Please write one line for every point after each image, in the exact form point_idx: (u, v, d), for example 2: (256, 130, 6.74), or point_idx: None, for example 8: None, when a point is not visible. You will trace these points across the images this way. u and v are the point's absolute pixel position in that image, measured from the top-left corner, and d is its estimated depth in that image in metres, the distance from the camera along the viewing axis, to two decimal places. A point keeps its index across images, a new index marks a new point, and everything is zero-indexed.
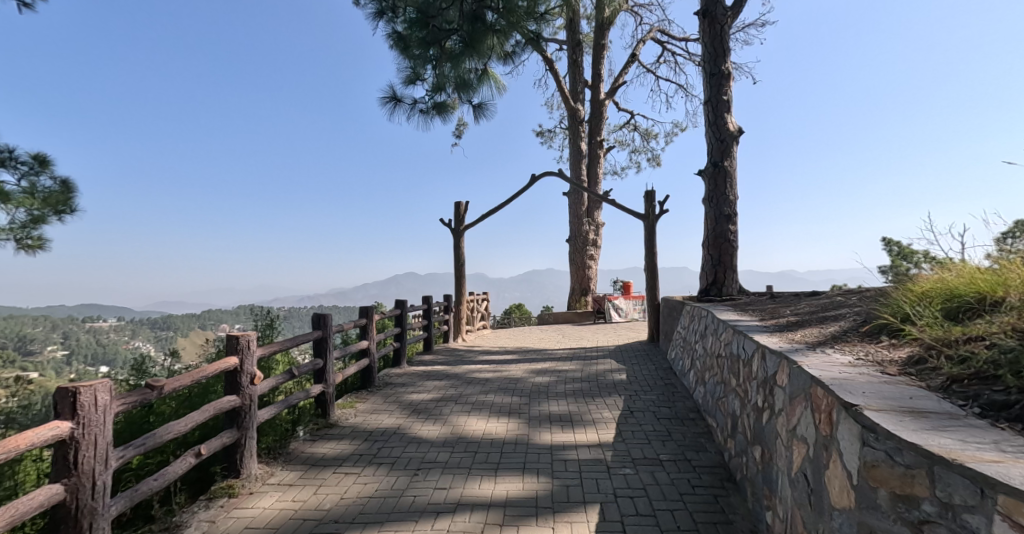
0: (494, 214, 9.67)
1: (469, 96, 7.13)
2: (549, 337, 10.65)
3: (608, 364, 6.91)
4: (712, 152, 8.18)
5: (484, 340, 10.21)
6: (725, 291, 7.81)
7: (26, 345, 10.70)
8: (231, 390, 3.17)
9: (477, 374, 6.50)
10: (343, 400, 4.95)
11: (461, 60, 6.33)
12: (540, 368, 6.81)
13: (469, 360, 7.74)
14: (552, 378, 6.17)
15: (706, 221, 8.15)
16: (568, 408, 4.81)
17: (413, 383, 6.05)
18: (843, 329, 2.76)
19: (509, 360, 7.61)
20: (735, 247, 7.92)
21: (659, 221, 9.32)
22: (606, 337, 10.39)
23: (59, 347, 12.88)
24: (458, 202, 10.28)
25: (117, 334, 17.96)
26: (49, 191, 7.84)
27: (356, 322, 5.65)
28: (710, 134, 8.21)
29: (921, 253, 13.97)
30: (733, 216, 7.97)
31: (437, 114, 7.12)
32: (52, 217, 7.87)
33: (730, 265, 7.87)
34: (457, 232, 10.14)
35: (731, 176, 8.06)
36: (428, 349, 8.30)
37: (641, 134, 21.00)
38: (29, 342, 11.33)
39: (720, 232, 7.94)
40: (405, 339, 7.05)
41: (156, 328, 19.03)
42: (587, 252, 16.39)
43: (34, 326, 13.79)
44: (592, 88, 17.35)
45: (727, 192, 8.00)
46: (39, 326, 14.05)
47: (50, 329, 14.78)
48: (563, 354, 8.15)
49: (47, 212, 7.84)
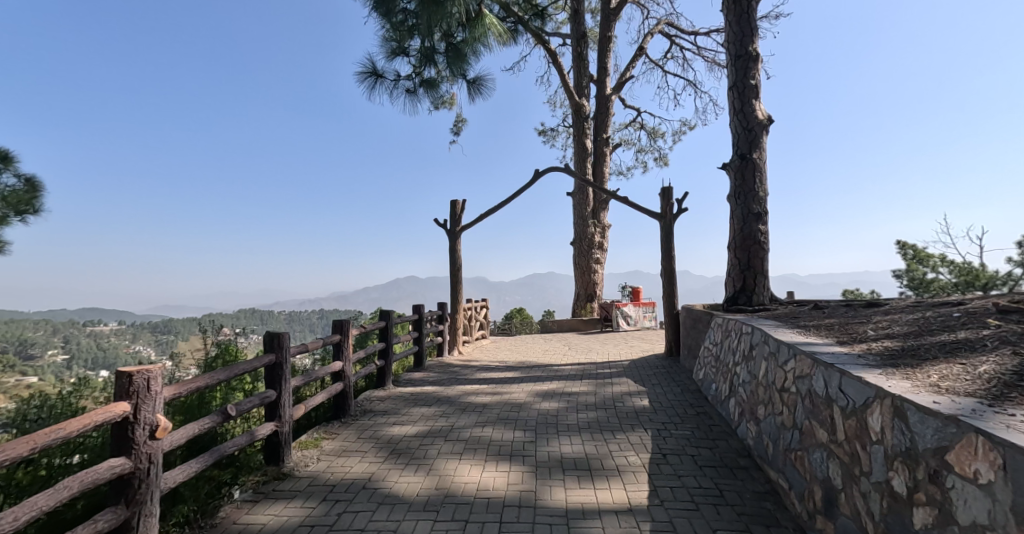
0: (494, 214, 8.78)
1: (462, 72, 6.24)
2: (554, 348, 9.72)
3: (625, 385, 5.98)
4: (738, 143, 7.27)
5: (483, 352, 9.29)
6: (756, 300, 6.87)
7: (28, 347, 9.99)
8: (119, 448, 2.22)
9: (473, 399, 5.57)
10: (307, 438, 4.03)
11: (445, 15, 5.43)
12: (545, 390, 5.89)
13: (466, 379, 6.82)
14: (562, 405, 5.24)
15: (732, 221, 7.24)
16: (584, 448, 3.87)
17: (397, 410, 5.13)
18: (1015, 371, 1.85)
19: (510, 379, 6.69)
20: (765, 250, 7.00)
21: (676, 221, 8.42)
22: (617, 349, 9.46)
23: (55, 349, 12.14)
24: (455, 201, 9.37)
25: (112, 336, 17.19)
26: (11, 190, 6.85)
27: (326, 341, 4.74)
28: (735, 122, 7.32)
29: (939, 258, 13.18)
30: (763, 214, 7.05)
31: (425, 92, 6.22)
32: (14, 218, 6.83)
33: (760, 270, 6.94)
34: (453, 234, 9.23)
35: (760, 169, 7.16)
36: (419, 365, 7.38)
37: (647, 133, 20.14)
38: (32, 343, 10.60)
39: (748, 233, 7.02)
40: (390, 356, 6.14)
41: (153, 331, 18.24)
42: (592, 255, 15.49)
43: (31, 329, 13.15)
44: (598, 83, 16.50)
45: (756, 187, 7.09)
46: (34, 328, 13.37)
47: (47, 333, 14.07)
48: (571, 371, 7.23)
49: (9, 212, 6.80)
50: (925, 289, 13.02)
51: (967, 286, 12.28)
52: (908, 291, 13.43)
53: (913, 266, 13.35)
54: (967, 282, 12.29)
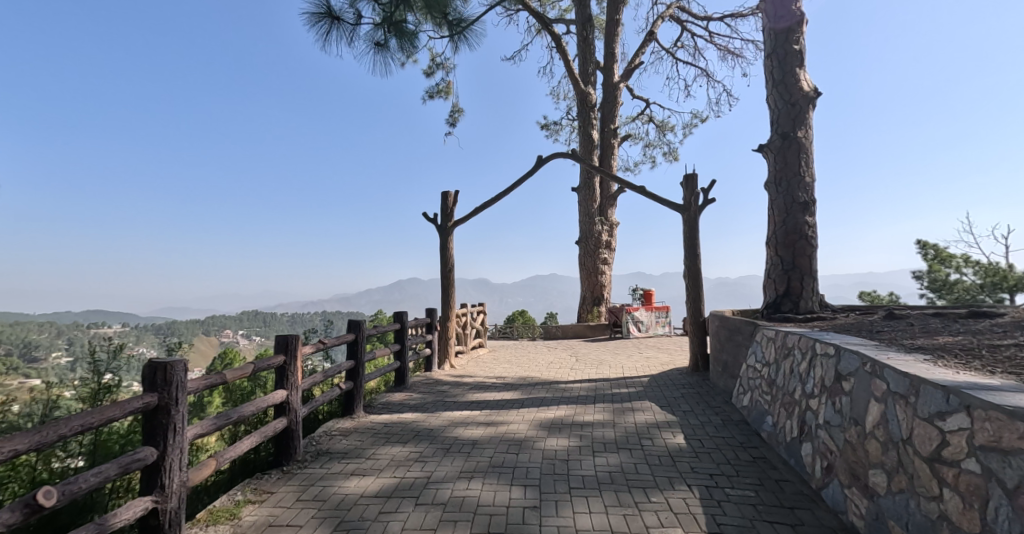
0: (491, 207, 7.68)
1: (439, 9, 5.22)
2: (561, 360, 8.61)
3: (649, 413, 4.86)
4: (778, 121, 6.12)
5: (480, 365, 8.20)
6: (802, 305, 5.72)
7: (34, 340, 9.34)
8: None
9: (460, 434, 4.45)
10: (221, 506, 2.91)
11: None
12: (549, 421, 4.77)
13: (455, 402, 5.71)
14: (572, 444, 4.11)
15: (772, 212, 6.10)
16: (608, 522, 2.74)
17: (363, 450, 4.02)
18: None
19: (508, 404, 5.57)
20: (813, 246, 5.85)
21: (702, 214, 7.30)
22: (630, 361, 8.33)
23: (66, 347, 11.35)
24: (447, 192, 8.26)
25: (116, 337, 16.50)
26: None
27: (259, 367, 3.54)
28: (775, 96, 6.16)
29: (963, 257, 11.96)
30: (809, 204, 5.91)
31: (397, 43, 5.16)
32: None
33: (808, 270, 5.80)
34: (445, 230, 8.11)
35: (806, 150, 6.00)
36: (402, 385, 6.30)
37: (655, 126, 19.03)
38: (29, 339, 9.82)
39: (792, 226, 5.88)
40: (360, 377, 5.04)
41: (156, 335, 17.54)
42: (599, 255, 14.36)
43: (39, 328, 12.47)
44: (605, 71, 15.42)
45: (801, 172, 5.94)
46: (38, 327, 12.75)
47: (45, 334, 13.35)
48: (580, 391, 6.11)
49: None
50: (948, 291, 11.83)
51: (992, 286, 11.08)
52: (929, 293, 12.26)
53: (934, 266, 12.16)
54: (992, 282, 11.08)
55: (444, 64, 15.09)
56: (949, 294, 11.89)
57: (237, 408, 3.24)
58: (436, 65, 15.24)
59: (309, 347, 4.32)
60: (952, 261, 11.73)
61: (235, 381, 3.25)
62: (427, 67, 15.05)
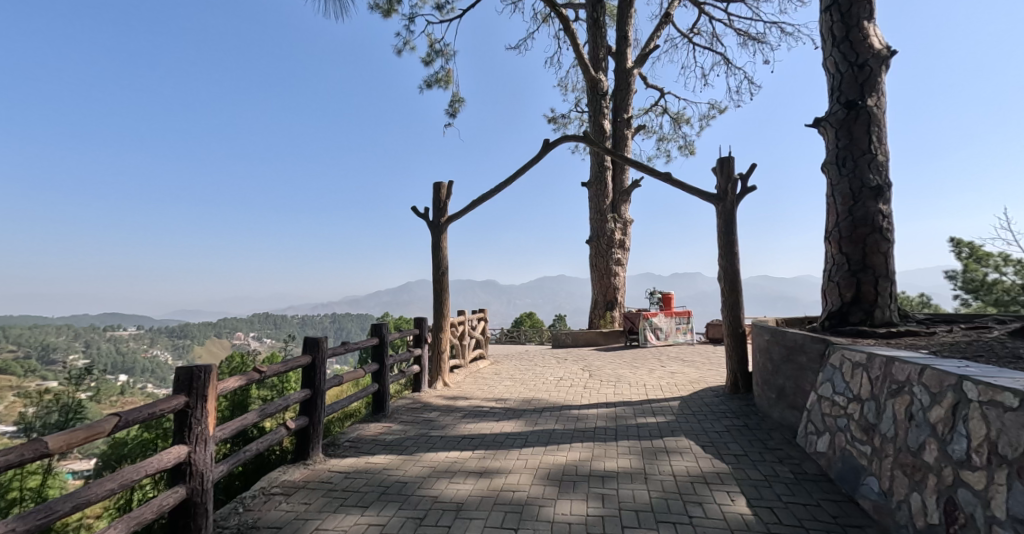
0: (490, 199, 6.59)
1: None
2: (572, 375, 7.52)
3: (689, 461, 3.73)
4: (839, 88, 4.97)
5: (480, 382, 7.11)
6: (876, 315, 4.56)
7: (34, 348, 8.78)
8: None
9: (439, 493, 3.35)
10: None
11: None
12: (557, 471, 3.67)
13: (442, 435, 4.62)
14: (591, 512, 3.01)
15: (833, 199, 4.95)
16: None
17: (304, 522, 2.93)
18: None
19: (506, 439, 4.46)
20: (888, 241, 4.69)
21: (741, 205, 6.17)
22: (653, 377, 7.18)
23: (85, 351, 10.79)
24: (440, 183, 7.17)
25: (130, 342, 16.23)
26: None
27: (129, 421, 2.31)
28: (836, 57, 5.00)
29: (1002, 254, 10.41)
30: (884, 188, 4.73)
31: None
32: None
33: (883, 271, 4.64)
34: (438, 226, 7.02)
35: (878, 122, 4.83)
36: (379, 413, 5.22)
37: (670, 117, 17.84)
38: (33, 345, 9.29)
39: (862, 216, 4.72)
40: (318, 411, 3.91)
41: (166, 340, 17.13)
42: (612, 255, 13.23)
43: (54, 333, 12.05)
44: (617, 56, 14.35)
45: (872, 149, 4.78)
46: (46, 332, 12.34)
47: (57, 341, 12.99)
48: (595, 420, 5.01)
49: None
50: (985, 292, 10.35)
51: None
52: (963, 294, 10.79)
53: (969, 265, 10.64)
54: None
55: (444, 51, 14.05)
56: (987, 295, 10.41)
57: (79, 491, 2.05)
58: (436, 51, 14.18)
59: (238, 378, 3.10)
60: (991, 258, 10.18)
61: (65, 450, 2.06)
62: (426, 54, 14.04)
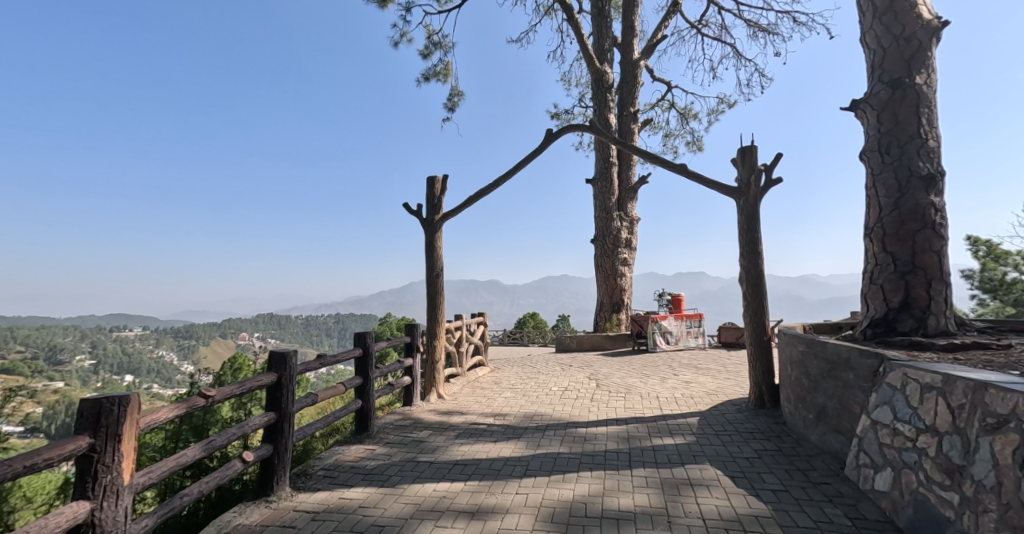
0: (488, 194, 6.01)
1: None
2: (577, 385, 6.94)
3: (720, 499, 3.16)
4: (882, 65, 4.37)
5: (478, 393, 6.54)
6: (930, 323, 3.99)
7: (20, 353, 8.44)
8: None
9: None
10: None
11: None
12: (562, 511, 3.09)
13: (430, 460, 4.04)
14: None
15: (876, 191, 4.36)
16: None
17: None
18: None
19: (502, 466, 3.88)
20: (942, 238, 4.09)
21: (764, 199, 5.59)
22: (665, 388, 6.59)
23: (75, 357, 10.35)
24: (434, 177, 6.60)
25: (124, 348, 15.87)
26: None
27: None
28: (877, 30, 4.41)
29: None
30: (936, 178, 4.14)
31: None
32: None
33: (936, 273, 4.05)
34: (432, 225, 6.45)
35: (928, 103, 4.23)
36: (363, 433, 4.65)
37: (677, 112, 17.27)
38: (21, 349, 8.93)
39: (911, 209, 4.14)
40: (283, 439, 3.30)
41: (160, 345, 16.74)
42: (618, 255, 12.64)
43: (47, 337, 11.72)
44: (623, 48, 13.77)
45: (921, 133, 4.19)
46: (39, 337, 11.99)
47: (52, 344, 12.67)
48: (604, 441, 4.43)
49: None
50: (1005, 292, 9.03)
51: None
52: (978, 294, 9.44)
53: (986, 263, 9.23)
54: None
55: (442, 43, 13.47)
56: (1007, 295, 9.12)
57: None
58: (433, 44, 13.62)
59: (169, 408, 2.45)
60: (1010, 259, 8.66)
61: None
62: (423, 47, 13.44)
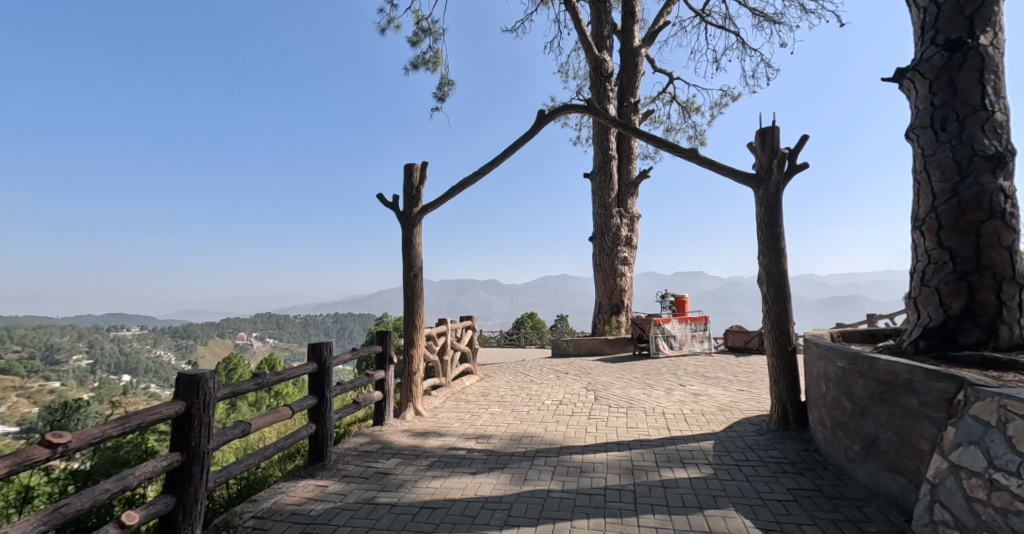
0: (472, 183, 5.28)
1: None
2: (573, 398, 6.21)
3: None
4: (936, 24, 3.65)
5: (462, 408, 5.80)
6: (1001, 335, 3.27)
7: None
8: None
9: None
10: None
11: None
12: None
13: (390, 500, 3.30)
14: None
15: (928, 174, 3.64)
16: None
17: None
18: None
19: (475, 510, 3.14)
20: (1015, 230, 3.37)
21: (787, 188, 4.87)
22: (672, 402, 5.84)
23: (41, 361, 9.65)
24: (412, 165, 5.86)
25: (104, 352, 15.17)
26: None
27: None
28: None
29: None
30: (1005, 157, 3.42)
31: None
32: None
33: (1007, 273, 3.33)
34: (409, 219, 5.71)
35: (994, 69, 3.51)
36: (318, 463, 3.92)
37: (679, 105, 16.60)
38: None
39: (974, 196, 3.42)
40: (190, 487, 2.57)
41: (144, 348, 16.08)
42: (617, 253, 11.92)
43: None
44: (622, 35, 13.07)
45: (985, 104, 3.48)
46: None
47: None
48: (604, 474, 3.69)
49: None
50: None
51: None
52: None
53: None
54: None
55: (432, 30, 12.74)
56: None
57: None
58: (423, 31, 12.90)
59: None
60: None
61: None
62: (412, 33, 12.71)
